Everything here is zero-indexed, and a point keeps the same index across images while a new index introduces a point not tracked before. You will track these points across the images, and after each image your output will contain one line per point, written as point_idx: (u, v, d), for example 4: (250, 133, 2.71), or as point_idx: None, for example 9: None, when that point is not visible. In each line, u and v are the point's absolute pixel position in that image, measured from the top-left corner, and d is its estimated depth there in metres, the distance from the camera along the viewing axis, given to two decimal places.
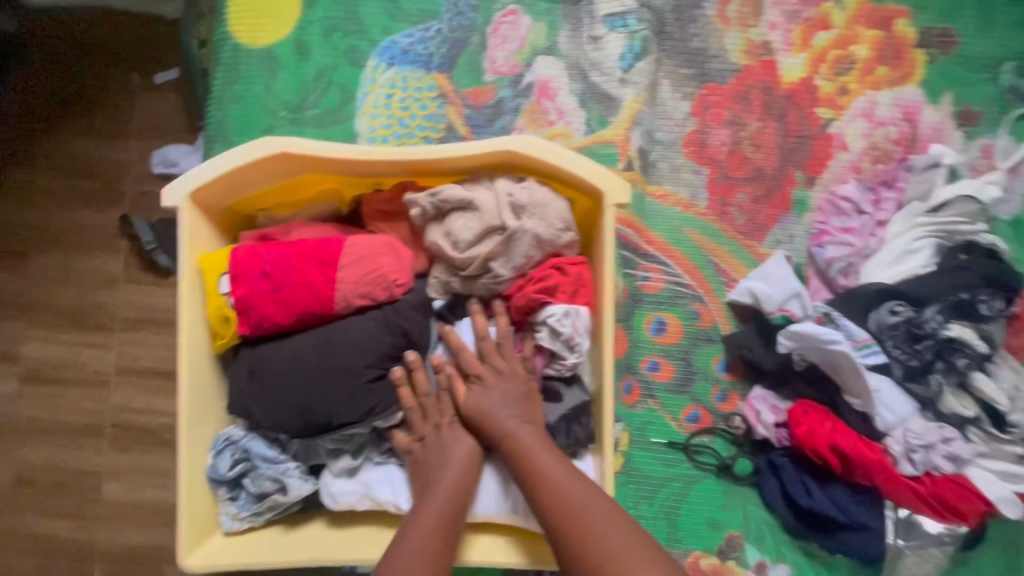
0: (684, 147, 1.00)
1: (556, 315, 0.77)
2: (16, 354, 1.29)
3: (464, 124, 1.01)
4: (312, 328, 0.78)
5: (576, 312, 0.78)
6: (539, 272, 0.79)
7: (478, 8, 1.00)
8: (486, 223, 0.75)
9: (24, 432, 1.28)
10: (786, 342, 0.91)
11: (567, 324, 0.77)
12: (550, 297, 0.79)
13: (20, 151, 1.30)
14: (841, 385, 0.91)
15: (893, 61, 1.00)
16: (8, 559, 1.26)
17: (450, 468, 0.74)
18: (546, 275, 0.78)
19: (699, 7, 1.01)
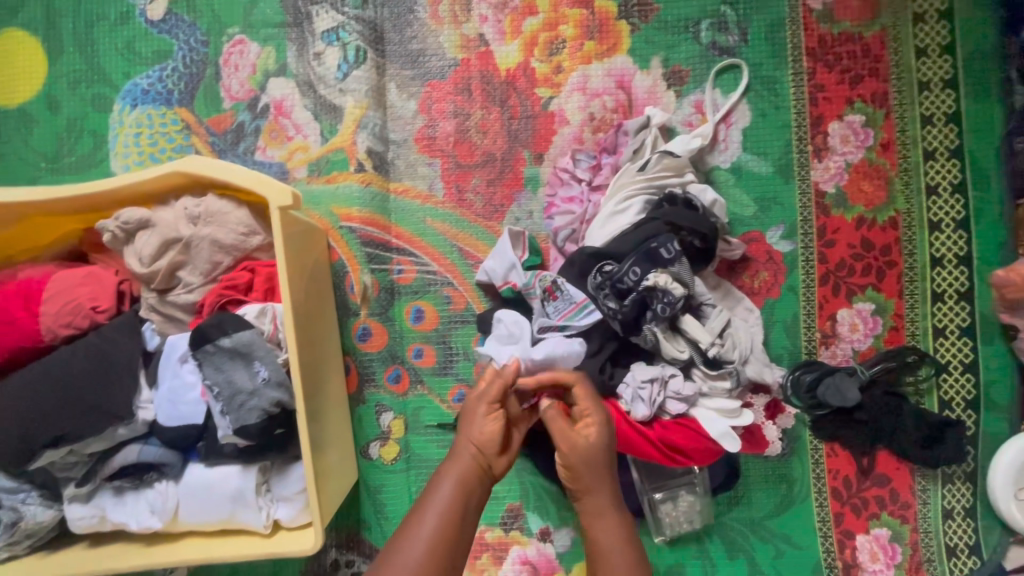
0: (416, 143, 1.06)
1: (250, 315, 0.80)
2: None
3: (209, 151, 1.07)
4: (26, 361, 0.84)
5: (269, 309, 0.80)
6: (231, 275, 0.83)
7: (207, 43, 1.07)
8: (163, 236, 0.81)
9: None
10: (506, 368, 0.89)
11: (267, 321, 0.80)
12: (241, 297, 0.82)
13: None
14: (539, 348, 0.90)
15: (600, 35, 1.05)
16: None
17: (469, 458, 0.76)
18: (237, 276, 0.83)
19: (413, 11, 1.07)
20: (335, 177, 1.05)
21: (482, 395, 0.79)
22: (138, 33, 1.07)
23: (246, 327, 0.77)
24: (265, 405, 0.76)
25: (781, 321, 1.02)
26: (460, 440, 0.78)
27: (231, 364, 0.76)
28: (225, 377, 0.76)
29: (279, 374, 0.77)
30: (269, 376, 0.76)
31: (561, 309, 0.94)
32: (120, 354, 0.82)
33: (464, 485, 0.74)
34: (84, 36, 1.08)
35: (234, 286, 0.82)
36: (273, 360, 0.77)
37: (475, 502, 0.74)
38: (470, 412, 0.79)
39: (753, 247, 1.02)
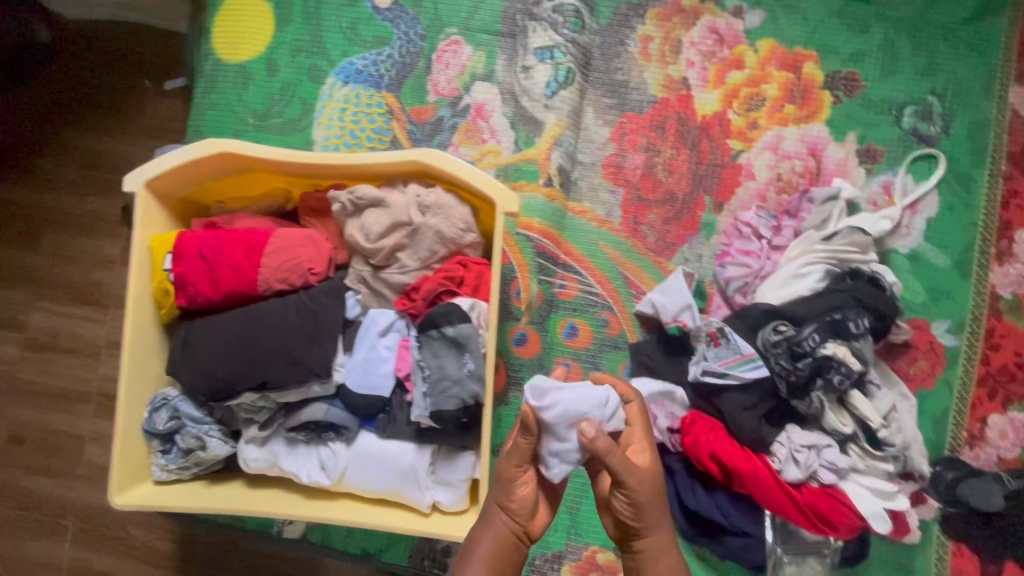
0: (603, 169, 1.10)
1: (463, 306, 0.85)
2: (25, 323, 1.63)
3: (406, 138, 1.13)
4: (238, 306, 0.90)
5: (479, 306, 0.86)
6: (445, 266, 0.89)
7: (425, 37, 1.13)
8: (395, 219, 0.87)
9: (37, 396, 1.62)
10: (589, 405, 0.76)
11: (476, 316, 0.85)
12: (453, 288, 0.87)
13: (59, 144, 1.63)
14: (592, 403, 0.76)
15: (802, 100, 1.08)
16: (50, 488, 1.61)
17: (501, 523, 0.77)
18: (452, 269, 0.88)
19: (624, 44, 1.11)
20: (521, 185, 1.09)
21: (508, 460, 0.77)
22: (363, 16, 1.14)
23: (463, 319, 0.83)
24: (464, 396, 0.82)
25: (931, 413, 1.02)
26: (492, 504, 0.78)
27: (445, 349, 0.83)
28: (437, 360, 0.83)
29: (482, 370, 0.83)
30: (473, 370, 0.82)
31: (722, 356, 0.97)
32: (328, 318, 0.87)
33: (498, 550, 0.75)
34: (312, 9, 1.15)
35: (451, 278, 0.88)
36: (479, 355, 0.83)
37: (511, 559, 0.76)
38: (502, 478, 0.77)
39: (916, 334, 1.03)
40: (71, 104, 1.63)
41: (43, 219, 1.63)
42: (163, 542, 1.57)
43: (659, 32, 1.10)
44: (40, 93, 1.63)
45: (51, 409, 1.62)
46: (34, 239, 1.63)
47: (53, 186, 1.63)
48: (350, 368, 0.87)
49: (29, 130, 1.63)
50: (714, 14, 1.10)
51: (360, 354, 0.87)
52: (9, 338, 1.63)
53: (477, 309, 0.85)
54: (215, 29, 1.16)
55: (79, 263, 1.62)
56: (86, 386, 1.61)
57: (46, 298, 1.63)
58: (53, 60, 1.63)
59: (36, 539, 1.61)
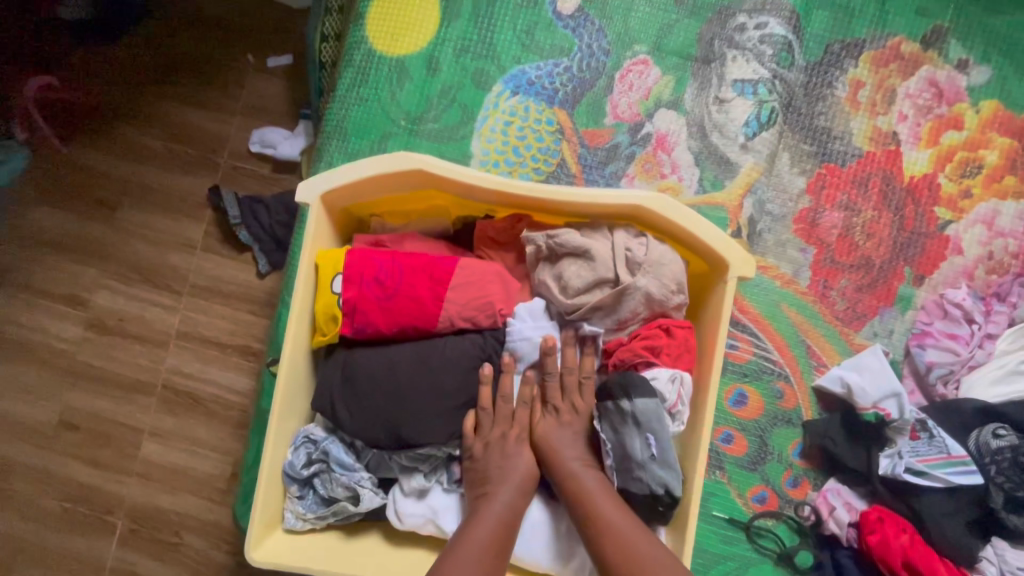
0: (794, 223, 0.99)
1: (662, 379, 0.75)
2: (86, 301, 1.48)
3: (576, 162, 1.01)
4: (410, 341, 0.79)
5: (682, 378, 0.76)
6: (643, 330, 0.78)
7: (610, 53, 1.01)
8: (599, 274, 0.76)
9: (89, 380, 1.47)
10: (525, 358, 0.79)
11: (673, 391, 0.75)
12: (652, 358, 0.77)
13: (147, 111, 1.49)
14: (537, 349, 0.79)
15: (1023, 173, 0.98)
16: (94, 484, 1.46)
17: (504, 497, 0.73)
18: (653, 334, 0.77)
19: (830, 86, 1.00)
20: None
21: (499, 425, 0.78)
22: (543, 20, 1.02)
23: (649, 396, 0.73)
24: (653, 483, 0.73)
25: None
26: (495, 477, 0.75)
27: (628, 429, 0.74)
28: (618, 438, 0.74)
29: (668, 454, 0.73)
30: (659, 453, 0.73)
31: (922, 451, 0.88)
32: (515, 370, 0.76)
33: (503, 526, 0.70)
34: (485, 7, 1.02)
35: (652, 347, 0.77)
36: (666, 438, 0.73)
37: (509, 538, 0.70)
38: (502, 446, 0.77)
39: None
40: (163, 68, 1.49)
41: (118, 190, 1.49)
42: (215, 554, 1.43)
43: (871, 78, 1.00)
44: (131, 53, 1.49)
45: (105, 396, 1.47)
46: (107, 210, 1.49)
47: (134, 155, 1.49)
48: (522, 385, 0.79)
49: (113, 90, 1.49)
50: (935, 65, 0.99)
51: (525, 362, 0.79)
52: (68, 316, 1.48)
53: (678, 382, 0.76)
54: (371, 17, 1.04)
55: (156, 243, 1.48)
56: (151, 377, 1.47)
57: (112, 277, 1.48)
58: (146, 19, 1.48)
59: (71, 535, 1.45)
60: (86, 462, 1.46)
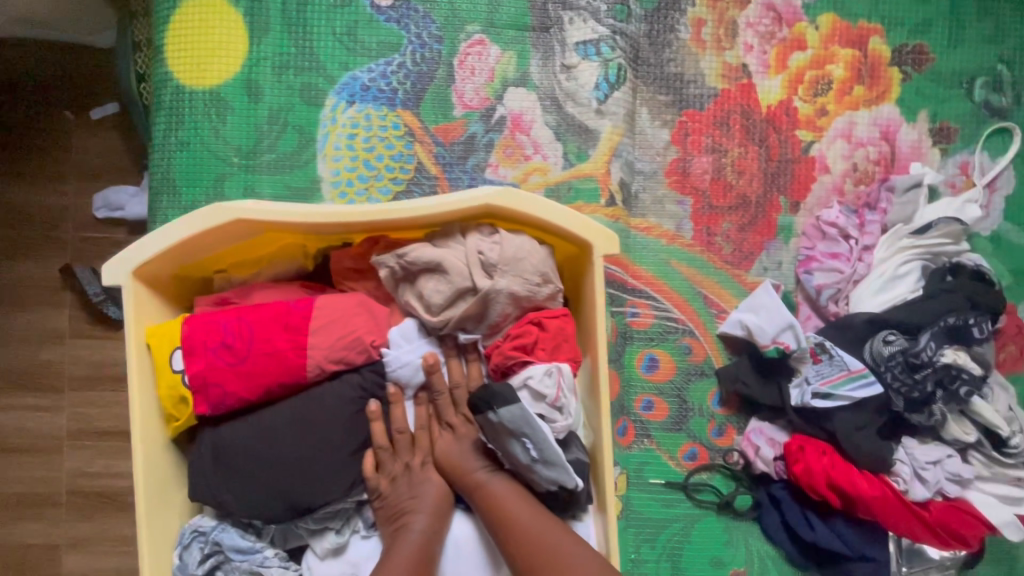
0: (666, 177, 0.97)
1: (537, 376, 0.71)
2: None
3: (434, 163, 0.94)
4: (280, 399, 0.71)
5: (558, 370, 0.72)
6: (515, 329, 0.74)
7: (442, 39, 0.94)
8: (456, 286, 0.71)
9: None
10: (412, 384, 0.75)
11: (551, 386, 0.71)
12: (527, 356, 0.73)
13: None
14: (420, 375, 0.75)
15: (870, 80, 0.98)
16: None
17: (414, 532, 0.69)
18: (523, 330, 0.74)
19: (674, 30, 0.97)
20: (580, 207, 0.93)
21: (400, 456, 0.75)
22: (362, 17, 0.93)
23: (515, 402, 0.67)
24: (546, 481, 0.70)
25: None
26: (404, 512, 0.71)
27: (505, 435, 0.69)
28: (499, 445, 0.70)
29: (549, 454, 0.68)
30: (540, 454, 0.68)
31: (826, 373, 0.89)
32: None
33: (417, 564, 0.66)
34: (295, 14, 0.92)
35: (523, 345, 0.73)
36: (543, 439, 0.67)
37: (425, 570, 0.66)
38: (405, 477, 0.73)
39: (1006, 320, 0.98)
40: None
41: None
42: None
43: (711, 14, 0.97)
44: None
45: (9, 520, 1.31)
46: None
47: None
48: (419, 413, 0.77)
49: None
50: None
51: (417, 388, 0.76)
52: None
53: (553, 376, 0.71)
54: (168, 49, 0.91)
55: (20, 343, 1.30)
56: (55, 488, 1.31)
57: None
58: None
59: None
60: None
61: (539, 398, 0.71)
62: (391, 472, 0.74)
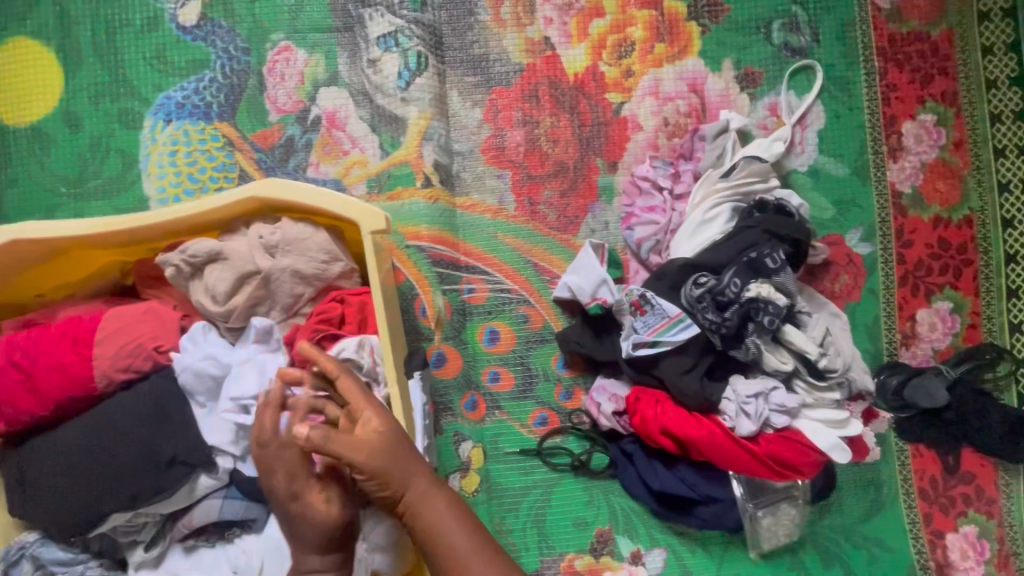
0: (483, 154, 1.00)
1: (350, 348, 0.74)
2: None
3: (256, 168, 0.98)
4: (77, 412, 0.74)
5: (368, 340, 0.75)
6: (318, 307, 0.77)
7: (250, 50, 0.98)
8: (239, 270, 0.74)
9: None
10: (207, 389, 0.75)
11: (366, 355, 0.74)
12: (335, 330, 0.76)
13: None
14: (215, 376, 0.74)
15: (670, 37, 1.02)
16: None
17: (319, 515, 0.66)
18: (327, 308, 0.77)
19: (473, 14, 1.00)
20: (398, 193, 0.97)
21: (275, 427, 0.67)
22: (170, 40, 0.97)
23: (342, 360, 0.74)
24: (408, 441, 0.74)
25: (863, 324, 1.01)
26: (297, 495, 0.67)
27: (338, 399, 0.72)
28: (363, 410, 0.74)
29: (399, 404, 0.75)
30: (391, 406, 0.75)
31: (651, 323, 0.90)
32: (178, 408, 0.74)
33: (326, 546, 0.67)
34: (105, 45, 0.97)
35: (329, 320, 0.76)
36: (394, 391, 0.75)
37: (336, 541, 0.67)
38: (278, 446, 0.67)
39: (832, 251, 1.01)
40: None
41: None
42: None
43: None
44: None
45: None
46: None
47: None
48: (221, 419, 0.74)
49: None
50: None
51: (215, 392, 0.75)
52: None
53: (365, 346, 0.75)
54: None
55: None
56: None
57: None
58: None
59: None
60: None
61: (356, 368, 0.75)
62: (263, 442, 0.67)
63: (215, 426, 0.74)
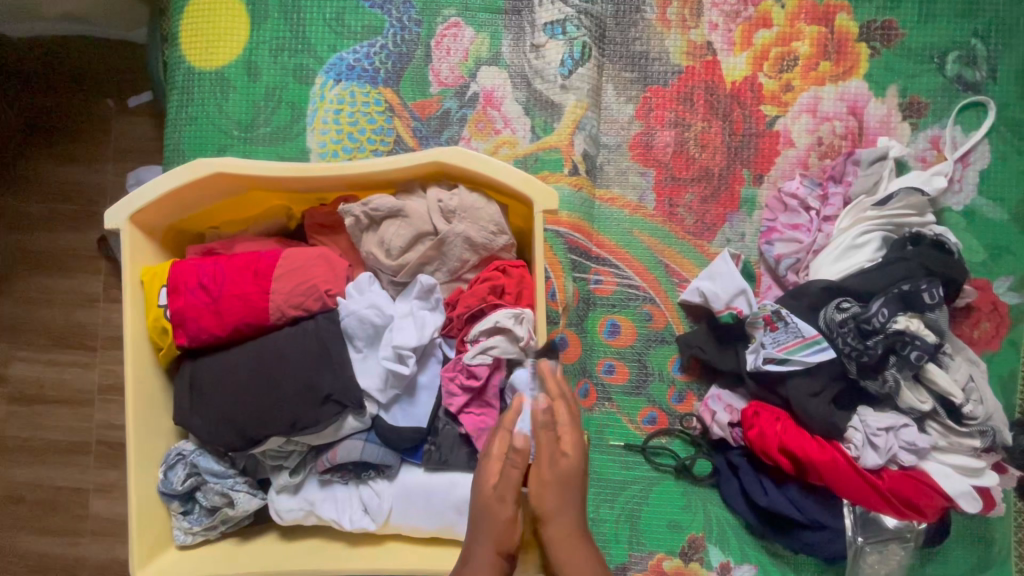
0: (630, 150, 1.01)
1: (507, 319, 0.77)
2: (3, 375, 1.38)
3: (411, 136, 1.02)
4: (248, 338, 0.81)
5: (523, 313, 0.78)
6: (482, 274, 0.81)
7: (421, 22, 1.02)
8: (417, 229, 0.79)
9: (17, 453, 1.37)
10: (363, 335, 0.79)
11: (524, 330, 0.77)
12: (497, 300, 0.79)
13: (14, 176, 1.37)
14: (374, 326, 0.78)
15: (836, 56, 1.00)
16: (45, 552, 1.37)
17: (486, 519, 0.68)
18: (491, 276, 0.81)
19: (639, 11, 1.02)
20: (545, 177, 0.99)
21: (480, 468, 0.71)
22: (349, 5, 1.03)
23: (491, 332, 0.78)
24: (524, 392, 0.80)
25: (999, 376, 0.97)
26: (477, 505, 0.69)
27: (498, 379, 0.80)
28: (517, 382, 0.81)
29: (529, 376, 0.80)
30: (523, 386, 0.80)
31: (781, 340, 0.90)
32: (339, 350, 0.78)
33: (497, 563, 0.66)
34: (290, 3, 1.03)
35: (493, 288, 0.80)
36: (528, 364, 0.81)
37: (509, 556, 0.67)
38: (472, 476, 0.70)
39: (980, 295, 0.96)
40: (21, 127, 1.36)
41: (7, 259, 1.37)
42: None
43: None
44: None
45: (44, 464, 1.37)
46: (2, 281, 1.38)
47: (13, 223, 1.37)
48: (374, 367, 0.79)
49: None
50: None
51: (371, 339, 0.79)
52: None
53: (524, 319, 0.77)
54: (183, 35, 1.03)
55: (55, 302, 1.37)
56: (83, 437, 1.36)
57: (17, 345, 1.38)
58: None
59: None
60: (29, 538, 1.36)
61: (513, 341, 0.77)
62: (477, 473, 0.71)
63: (367, 372, 0.79)
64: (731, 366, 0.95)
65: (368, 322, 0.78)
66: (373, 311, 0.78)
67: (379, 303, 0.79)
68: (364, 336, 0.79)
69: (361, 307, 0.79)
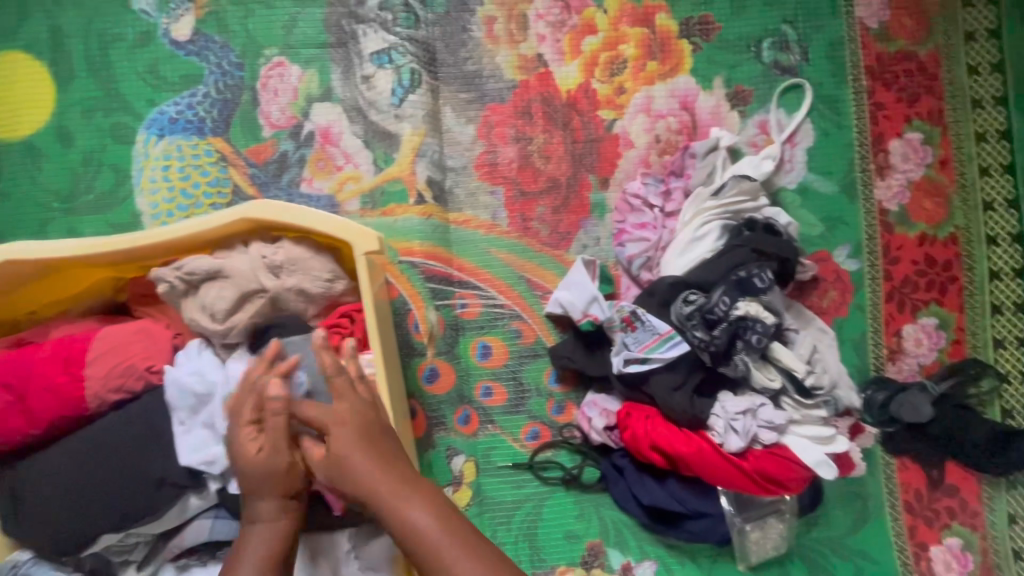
0: (476, 170, 1.01)
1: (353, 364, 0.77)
2: None
3: (250, 184, 0.98)
4: (70, 430, 0.75)
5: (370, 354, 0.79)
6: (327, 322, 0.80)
7: (243, 65, 0.98)
8: (241, 290, 0.76)
9: None
10: (186, 405, 0.74)
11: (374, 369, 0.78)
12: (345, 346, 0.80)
13: None
14: (197, 395, 0.74)
15: (661, 55, 1.02)
16: None
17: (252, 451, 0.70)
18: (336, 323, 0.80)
19: (466, 30, 1.01)
20: (392, 209, 0.99)
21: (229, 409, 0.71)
22: (162, 55, 0.98)
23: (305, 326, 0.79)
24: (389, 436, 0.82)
25: (850, 340, 1.02)
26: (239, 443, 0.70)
27: None
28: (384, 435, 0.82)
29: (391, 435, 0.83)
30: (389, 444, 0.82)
31: (641, 340, 0.91)
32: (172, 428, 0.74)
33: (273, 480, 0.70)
34: (97, 60, 0.97)
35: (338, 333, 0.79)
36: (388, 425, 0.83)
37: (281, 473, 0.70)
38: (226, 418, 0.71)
39: (821, 267, 1.02)
40: None
41: None
42: None
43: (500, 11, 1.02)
44: None
45: None
46: None
47: None
48: (199, 440, 0.74)
49: None
50: None
51: (198, 408, 0.74)
52: None
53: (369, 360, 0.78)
54: None
55: None
56: None
57: None
58: None
59: None
60: None
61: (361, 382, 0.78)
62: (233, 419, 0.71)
63: (192, 445, 0.73)
64: (598, 371, 0.96)
65: (191, 389, 0.73)
66: (199, 376, 0.74)
67: (209, 367, 0.76)
68: (188, 404, 0.74)
69: (187, 373, 0.75)
